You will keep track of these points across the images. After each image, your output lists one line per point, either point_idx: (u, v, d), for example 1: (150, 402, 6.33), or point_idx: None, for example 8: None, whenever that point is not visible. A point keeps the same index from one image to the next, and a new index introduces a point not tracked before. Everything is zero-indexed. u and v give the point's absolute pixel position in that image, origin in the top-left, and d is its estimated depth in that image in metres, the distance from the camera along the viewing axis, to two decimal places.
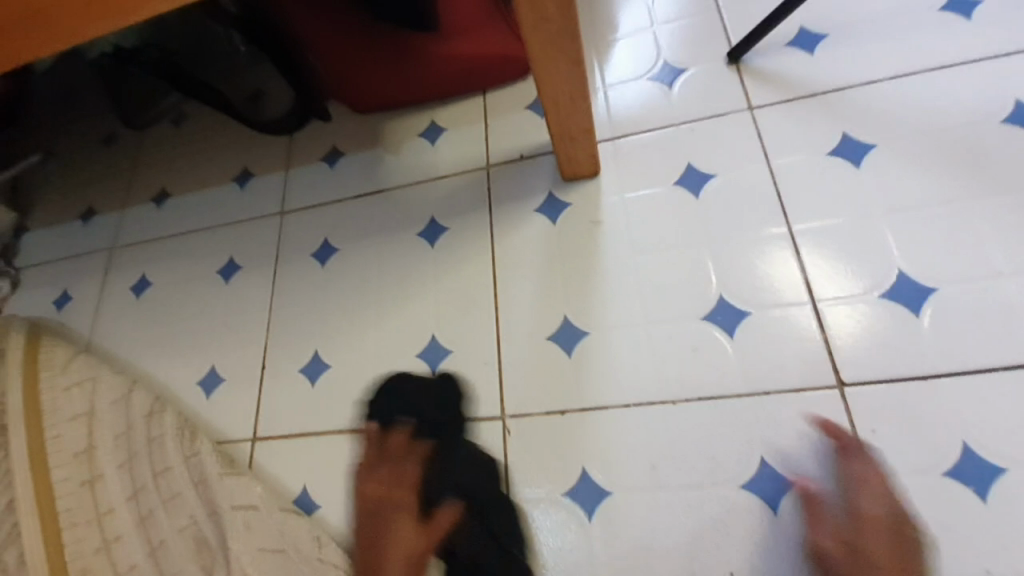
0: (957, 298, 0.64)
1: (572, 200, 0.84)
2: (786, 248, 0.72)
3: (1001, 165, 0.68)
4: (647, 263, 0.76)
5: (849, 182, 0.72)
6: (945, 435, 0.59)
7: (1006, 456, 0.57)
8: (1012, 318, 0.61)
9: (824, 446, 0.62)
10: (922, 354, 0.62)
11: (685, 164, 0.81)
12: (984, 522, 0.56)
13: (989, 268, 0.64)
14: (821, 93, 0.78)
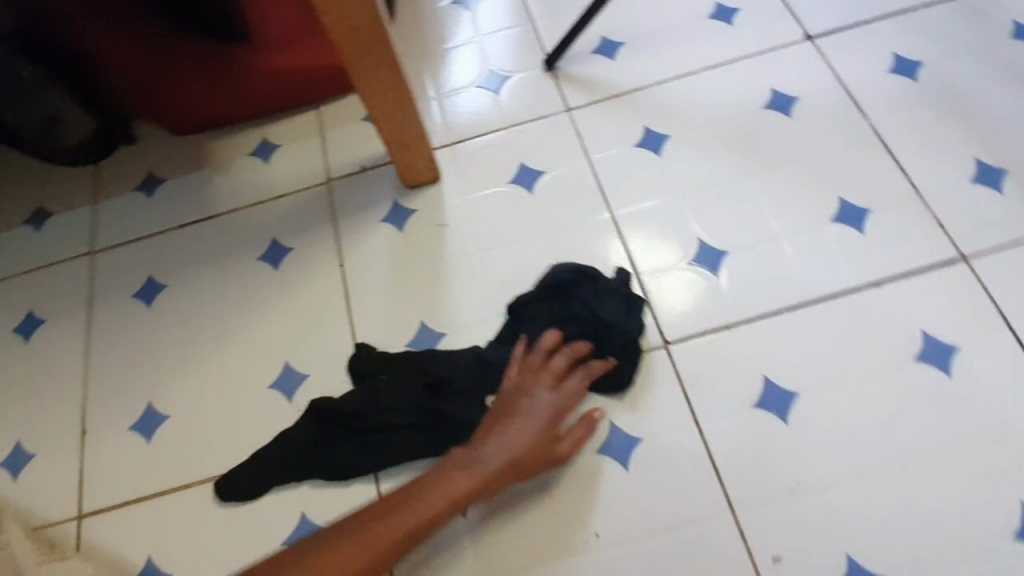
0: (746, 258, 0.75)
1: (417, 207, 0.85)
2: (612, 231, 0.79)
3: (764, 145, 0.82)
4: (493, 260, 0.80)
5: (654, 168, 0.82)
6: (750, 374, 0.70)
7: (795, 382, 0.69)
8: (786, 268, 0.74)
9: (660, 402, 0.69)
10: (726, 309, 0.73)
11: (518, 164, 0.86)
12: (787, 441, 0.66)
13: (766, 230, 0.77)
14: (624, 92, 0.88)
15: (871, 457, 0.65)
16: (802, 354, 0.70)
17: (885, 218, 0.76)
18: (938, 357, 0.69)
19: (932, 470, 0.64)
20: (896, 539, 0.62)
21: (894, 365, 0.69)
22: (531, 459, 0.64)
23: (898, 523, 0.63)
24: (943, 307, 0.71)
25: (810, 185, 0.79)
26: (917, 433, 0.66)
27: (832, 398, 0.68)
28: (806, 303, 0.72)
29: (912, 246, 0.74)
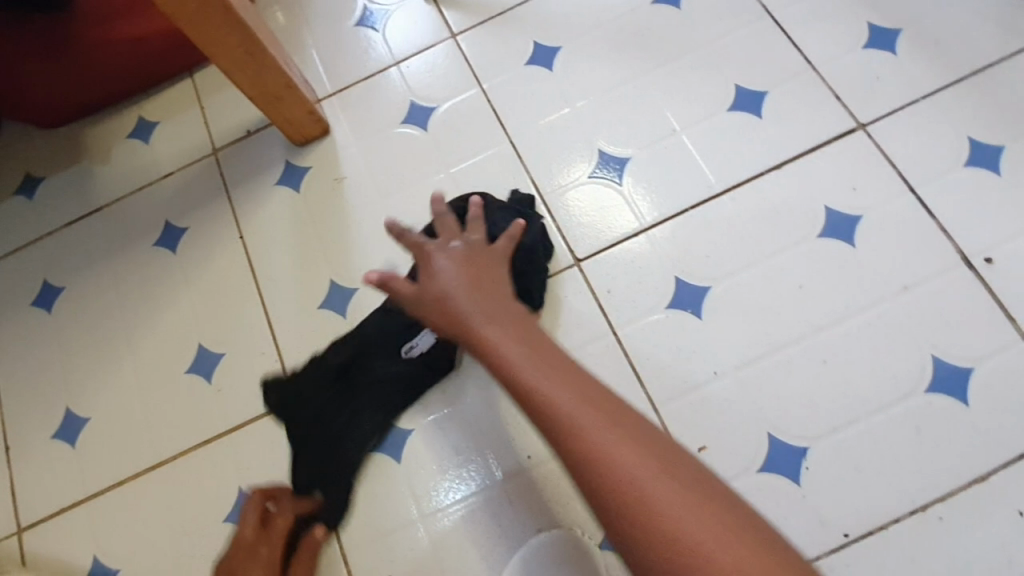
0: (648, 161, 0.74)
1: (311, 163, 0.81)
2: (513, 156, 0.77)
3: (656, 43, 0.78)
4: (394, 205, 0.77)
5: (548, 84, 0.79)
6: (661, 276, 0.69)
7: (705, 278, 0.69)
8: (689, 166, 0.73)
9: (577, 319, 0.69)
10: (632, 216, 0.72)
11: (408, 102, 0.82)
12: (702, 335, 0.67)
13: (665, 130, 0.75)
14: (508, 9, 0.83)
15: (782, 337, 0.66)
16: (710, 249, 0.70)
17: (780, 100, 0.74)
18: (843, 229, 0.69)
19: (841, 339, 0.66)
20: (812, 409, 0.64)
21: (799, 244, 0.69)
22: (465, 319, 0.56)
23: (813, 394, 0.64)
24: (844, 178, 0.70)
25: (706, 77, 0.76)
26: (826, 307, 0.67)
27: (743, 287, 0.68)
28: (710, 198, 0.71)
29: (809, 123, 0.73)
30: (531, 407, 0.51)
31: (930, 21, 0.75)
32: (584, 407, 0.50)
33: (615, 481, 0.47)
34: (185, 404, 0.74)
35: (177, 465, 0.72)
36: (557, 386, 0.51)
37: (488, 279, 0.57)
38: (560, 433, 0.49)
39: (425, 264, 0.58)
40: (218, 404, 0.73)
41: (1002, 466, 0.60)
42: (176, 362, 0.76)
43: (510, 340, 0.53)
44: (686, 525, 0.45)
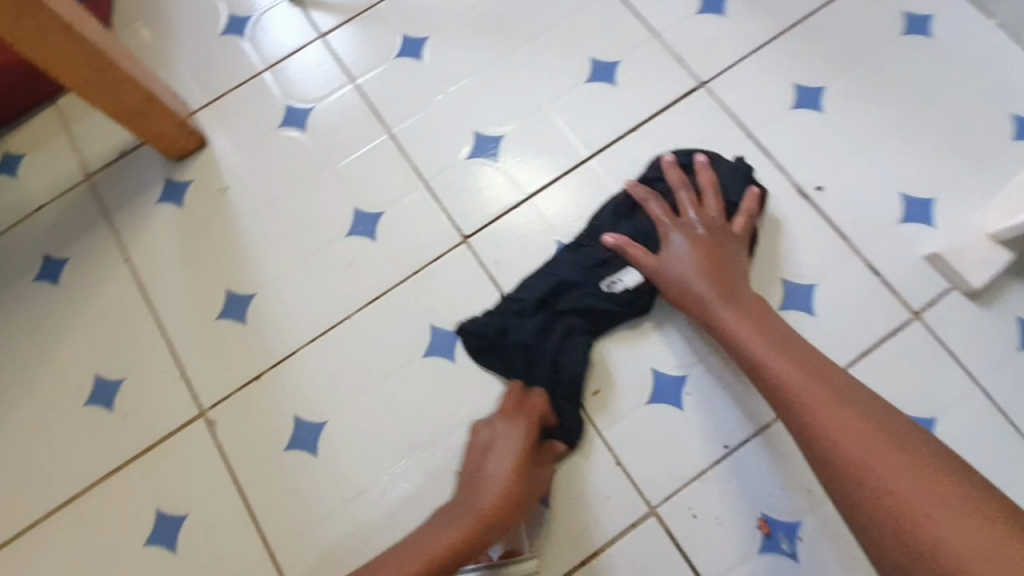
0: (725, 168, 0.74)
1: (383, 208, 0.78)
2: (591, 178, 0.76)
3: (709, 50, 0.79)
4: (481, 242, 0.75)
5: (613, 100, 0.79)
6: (763, 280, 0.71)
7: (805, 275, 0.71)
8: (765, 167, 0.75)
9: (690, 333, 0.69)
10: None
11: (471, 134, 0.80)
12: (814, 331, 0.69)
13: (736, 134, 0.76)
14: (555, 29, 0.83)
15: (890, 322, 0.68)
16: (803, 246, 0.71)
17: (839, 92, 0.77)
18: (920, 212, 0.71)
19: (945, 316, 0.68)
20: (930, 388, 0.66)
21: (887, 230, 0.71)
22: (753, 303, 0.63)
23: (930, 372, 0.67)
24: (915, 161, 0.73)
25: (765, 78, 0.78)
26: (925, 287, 0.69)
27: (844, 279, 0.70)
28: (792, 196, 0.73)
29: (871, 112, 0.75)
30: (748, 366, 0.60)
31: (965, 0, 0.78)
32: (792, 369, 0.57)
33: (799, 427, 0.55)
34: (290, 482, 0.70)
35: (294, 547, 0.68)
36: (810, 377, 0.56)
37: (726, 275, 0.65)
38: (773, 397, 0.58)
39: (644, 267, 0.67)
40: (328, 476, 0.69)
41: None
42: (270, 439, 0.71)
43: (736, 321, 0.62)
44: (937, 527, 0.44)
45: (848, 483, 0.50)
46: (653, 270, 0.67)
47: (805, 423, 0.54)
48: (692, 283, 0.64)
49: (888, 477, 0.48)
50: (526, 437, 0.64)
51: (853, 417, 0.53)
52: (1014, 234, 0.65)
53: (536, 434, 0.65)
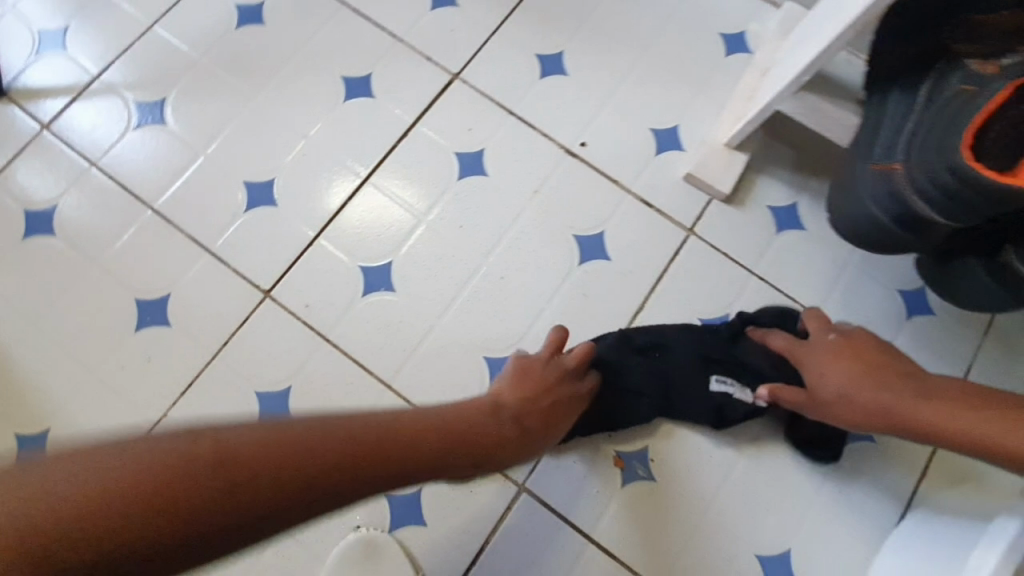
0: (498, 150, 0.78)
1: (167, 290, 0.72)
2: (376, 192, 0.76)
3: (451, 43, 0.82)
4: (284, 292, 0.71)
5: (375, 111, 0.79)
6: (558, 241, 0.75)
7: (593, 224, 0.76)
8: (533, 138, 0.79)
9: (508, 312, 0.72)
10: (509, 198, 0.76)
11: (241, 185, 0.75)
12: (613, 272, 0.74)
13: (499, 114, 0.79)
14: (298, 57, 0.80)
15: (674, 242, 0.75)
16: (584, 199, 0.76)
17: (576, 52, 0.82)
18: (670, 141, 0.79)
19: (716, 223, 0.76)
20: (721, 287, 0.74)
21: (649, 164, 0.78)
22: (848, 409, 0.59)
23: (718, 273, 0.75)
24: (654, 96, 0.81)
25: (509, 57, 0.82)
26: (693, 203, 0.77)
27: (627, 217, 0.76)
28: (562, 158, 0.78)
29: (608, 63, 0.82)
30: (855, 418, 0.58)
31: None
32: (864, 383, 0.58)
33: (872, 409, 0.57)
34: None
35: None
36: (856, 375, 0.59)
37: (861, 351, 0.61)
38: (845, 407, 0.59)
39: (782, 396, 0.64)
40: None
41: (859, 257, 0.75)
42: None
43: (847, 384, 0.59)
44: (953, 424, 0.53)
45: (916, 434, 0.55)
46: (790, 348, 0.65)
47: (894, 413, 0.56)
48: (804, 357, 0.63)
49: (954, 419, 0.53)
50: (551, 367, 0.64)
51: (879, 381, 0.58)
52: (741, 139, 0.75)
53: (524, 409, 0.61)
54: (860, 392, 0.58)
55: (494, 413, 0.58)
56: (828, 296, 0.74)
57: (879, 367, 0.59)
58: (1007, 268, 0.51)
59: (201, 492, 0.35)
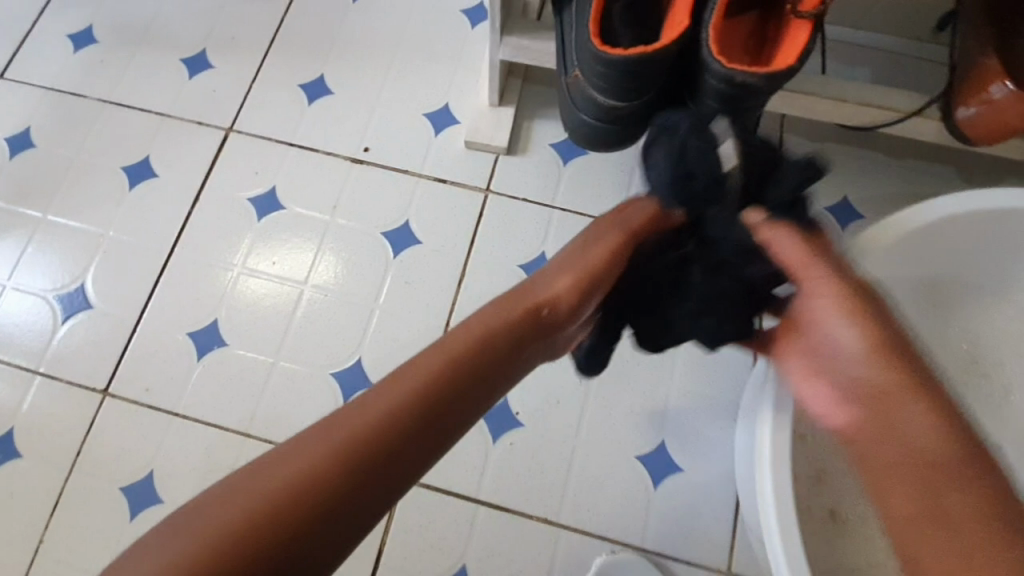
0: (288, 183, 0.81)
1: (6, 424, 0.72)
2: (185, 260, 0.78)
3: (218, 102, 0.85)
4: (122, 383, 0.73)
5: (163, 188, 0.81)
6: (368, 244, 0.78)
7: (396, 217, 0.79)
8: (318, 160, 0.82)
9: (340, 324, 0.75)
10: (312, 222, 0.79)
11: (52, 301, 0.76)
12: (427, 253, 0.77)
13: (282, 150, 0.83)
14: (76, 163, 0.82)
15: (475, 206, 0.79)
16: (382, 197, 0.80)
17: (336, 71, 0.87)
18: (444, 118, 0.83)
19: (506, 176, 0.80)
20: (529, 230, 0.78)
21: (431, 145, 0.82)
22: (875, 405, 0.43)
23: (522, 219, 0.78)
24: (418, 83, 0.85)
25: (277, 96, 0.85)
26: (480, 165, 0.81)
27: (425, 199, 0.80)
28: (350, 168, 0.82)
29: (368, 70, 0.86)
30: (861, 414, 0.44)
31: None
32: (906, 392, 0.42)
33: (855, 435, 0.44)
34: None
35: None
36: (904, 390, 0.43)
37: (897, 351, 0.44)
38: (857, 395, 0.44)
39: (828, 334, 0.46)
40: None
41: (642, 161, 0.80)
42: None
43: (882, 378, 0.43)
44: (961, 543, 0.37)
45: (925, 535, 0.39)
46: (790, 251, 0.47)
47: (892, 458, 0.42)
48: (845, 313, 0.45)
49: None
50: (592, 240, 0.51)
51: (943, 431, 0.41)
52: (499, 94, 0.80)
53: (510, 308, 0.49)
54: (909, 410, 0.42)
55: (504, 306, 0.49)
56: (626, 202, 0.79)
57: (941, 400, 0.42)
58: None
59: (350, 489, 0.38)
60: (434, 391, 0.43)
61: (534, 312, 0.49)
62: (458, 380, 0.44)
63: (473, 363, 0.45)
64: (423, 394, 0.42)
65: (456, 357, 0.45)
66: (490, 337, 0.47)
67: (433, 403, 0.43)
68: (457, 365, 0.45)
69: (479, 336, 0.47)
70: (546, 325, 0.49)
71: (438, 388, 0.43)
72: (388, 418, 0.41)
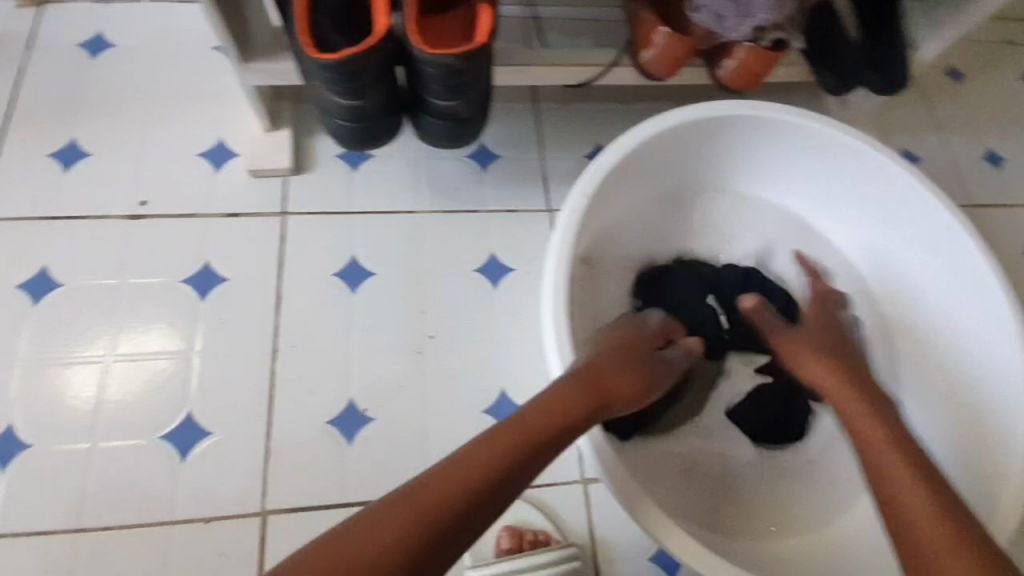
0: (63, 259, 0.76)
1: None
2: None
3: None
4: None
5: None
6: (170, 296, 0.76)
7: (195, 262, 0.78)
8: (92, 226, 0.78)
9: (159, 384, 0.72)
10: (99, 292, 0.75)
11: None
12: (237, 288, 0.77)
13: (46, 226, 0.77)
14: None
15: (275, 231, 0.80)
16: (174, 246, 0.78)
17: (90, 132, 0.82)
18: (221, 155, 0.83)
19: (299, 195, 0.82)
20: (335, 240, 0.81)
21: (214, 183, 0.81)
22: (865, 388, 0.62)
23: (325, 231, 0.81)
24: (185, 126, 0.84)
25: (24, 171, 0.79)
26: (270, 191, 0.82)
27: (221, 237, 0.79)
28: (131, 227, 0.78)
29: (126, 124, 0.83)
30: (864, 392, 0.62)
31: (105, 2, 0.89)
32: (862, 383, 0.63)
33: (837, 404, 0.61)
34: None
35: None
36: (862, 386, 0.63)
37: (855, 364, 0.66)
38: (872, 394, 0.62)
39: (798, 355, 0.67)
40: None
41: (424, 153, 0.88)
42: None
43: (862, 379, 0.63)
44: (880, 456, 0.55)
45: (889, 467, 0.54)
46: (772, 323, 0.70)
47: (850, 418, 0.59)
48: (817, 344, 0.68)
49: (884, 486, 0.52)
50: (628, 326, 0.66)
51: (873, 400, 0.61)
52: (269, 120, 0.81)
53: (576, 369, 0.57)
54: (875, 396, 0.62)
55: (616, 353, 0.60)
56: (419, 192, 0.86)
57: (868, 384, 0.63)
58: (437, 109, 0.62)
59: (478, 505, 0.46)
60: (523, 426, 0.51)
61: (612, 356, 0.60)
62: (575, 423, 0.54)
63: (572, 415, 0.54)
64: (530, 434, 0.51)
65: (547, 403, 0.54)
66: (595, 378, 0.56)
67: (524, 443, 0.50)
68: (549, 408, 0.53)
69: (554, 389, 0.55)
70: (626, 362, 0.60)
71: (554, 426, 0.52)
72: (507, 453, 0.49)
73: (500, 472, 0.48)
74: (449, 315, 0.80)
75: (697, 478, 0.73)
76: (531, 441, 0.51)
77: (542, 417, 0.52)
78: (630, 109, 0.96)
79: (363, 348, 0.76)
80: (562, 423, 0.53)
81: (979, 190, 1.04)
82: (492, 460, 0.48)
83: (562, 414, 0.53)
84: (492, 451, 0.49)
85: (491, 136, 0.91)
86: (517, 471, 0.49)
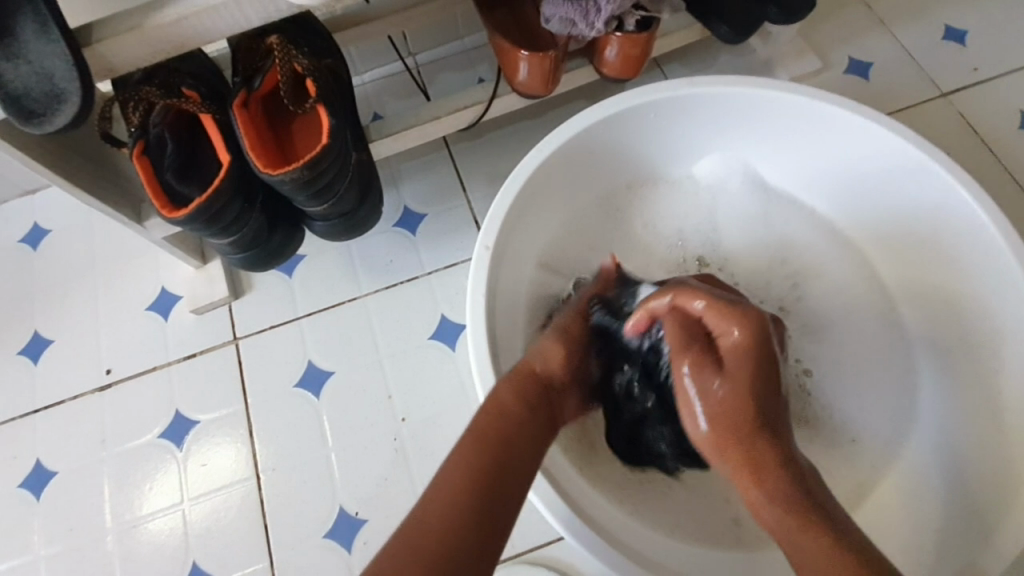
0: (52, 447, 0.80)
1: None
2: None
3: None
4: None
5: None
6: (154, 453, 0.78)
7: (167, 414, 0.80)
8: (70, 408, 0.81)
9: (164, 541, 0.75)
10: (92, 468, 0.79)
11: None
12: (210, 427, 0.79)
13: (31, 421, 0.81)
14: None
15: (231, 360, 0.82)
16: (145, 405, 0.81)
17: (48, 319, 0.87)
18: (166, 303, 0.85)
19: (245, 319, 0.83)
20: (288, 351, 0.81)
21: (166, 332, 0.84)
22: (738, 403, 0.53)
23: (278, 345, 0.82)
24: (128, 286, 0.87)
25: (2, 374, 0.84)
26: (217, 323, 0.83)
27: (184, 381, 0.81)
28: (103, 398, 0.82)
29: (77, 302, 0.87)
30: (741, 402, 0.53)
31: (32, 193, 0.93)
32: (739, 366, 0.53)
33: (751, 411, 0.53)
34: None
35: None
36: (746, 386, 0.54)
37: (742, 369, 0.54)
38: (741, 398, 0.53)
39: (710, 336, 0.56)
40: None
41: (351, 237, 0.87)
42: None
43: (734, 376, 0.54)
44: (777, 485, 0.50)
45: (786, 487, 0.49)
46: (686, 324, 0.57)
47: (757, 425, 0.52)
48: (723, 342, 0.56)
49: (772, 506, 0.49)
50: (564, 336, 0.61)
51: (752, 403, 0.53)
52: (196, 257, 0.83)
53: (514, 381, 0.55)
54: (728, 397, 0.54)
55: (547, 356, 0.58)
56: (356, 277, 0.85)
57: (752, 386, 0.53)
58: (317, 213, 0.63)
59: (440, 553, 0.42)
60: (471, 457, 0.48)
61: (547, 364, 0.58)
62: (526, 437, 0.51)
63: (519, 431, 0.51)
64: (482, 464, 0.48)
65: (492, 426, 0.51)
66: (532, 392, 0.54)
67: (477, 476, 0.47)
68: (494, 430, 0.51)
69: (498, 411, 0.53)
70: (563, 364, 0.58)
71: (504, 449, 0.49)
72: (459, 490, 0.46)
73: (457, 513, 0.44)
74: (415, 391, 0.78)
75: (698, 495, 0.67)
76: (484, 473, 0.47)
77: (491, 441, 0.50)
78: (543, 122, 0.92)
79: (341, 450, 0.76)
80: (517, 443, 0.50)
81: (946, 75, 0.93)
82: (444, 503, 0.45)
83: (510, 436, 0.50)
84: (446, 494, 0.46)
85: (412, 196, 0.89)
86: (478, 506, 0.45)
